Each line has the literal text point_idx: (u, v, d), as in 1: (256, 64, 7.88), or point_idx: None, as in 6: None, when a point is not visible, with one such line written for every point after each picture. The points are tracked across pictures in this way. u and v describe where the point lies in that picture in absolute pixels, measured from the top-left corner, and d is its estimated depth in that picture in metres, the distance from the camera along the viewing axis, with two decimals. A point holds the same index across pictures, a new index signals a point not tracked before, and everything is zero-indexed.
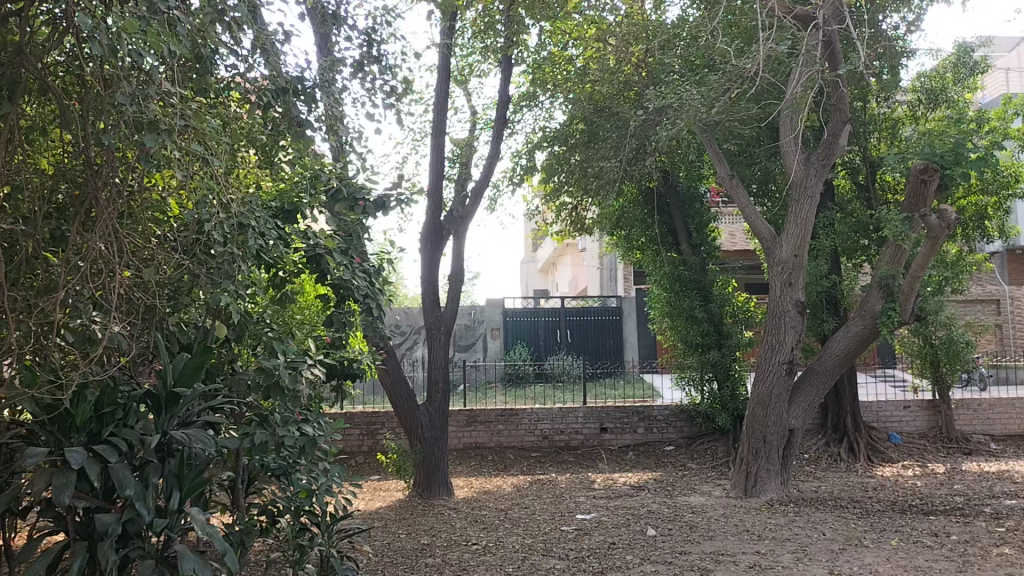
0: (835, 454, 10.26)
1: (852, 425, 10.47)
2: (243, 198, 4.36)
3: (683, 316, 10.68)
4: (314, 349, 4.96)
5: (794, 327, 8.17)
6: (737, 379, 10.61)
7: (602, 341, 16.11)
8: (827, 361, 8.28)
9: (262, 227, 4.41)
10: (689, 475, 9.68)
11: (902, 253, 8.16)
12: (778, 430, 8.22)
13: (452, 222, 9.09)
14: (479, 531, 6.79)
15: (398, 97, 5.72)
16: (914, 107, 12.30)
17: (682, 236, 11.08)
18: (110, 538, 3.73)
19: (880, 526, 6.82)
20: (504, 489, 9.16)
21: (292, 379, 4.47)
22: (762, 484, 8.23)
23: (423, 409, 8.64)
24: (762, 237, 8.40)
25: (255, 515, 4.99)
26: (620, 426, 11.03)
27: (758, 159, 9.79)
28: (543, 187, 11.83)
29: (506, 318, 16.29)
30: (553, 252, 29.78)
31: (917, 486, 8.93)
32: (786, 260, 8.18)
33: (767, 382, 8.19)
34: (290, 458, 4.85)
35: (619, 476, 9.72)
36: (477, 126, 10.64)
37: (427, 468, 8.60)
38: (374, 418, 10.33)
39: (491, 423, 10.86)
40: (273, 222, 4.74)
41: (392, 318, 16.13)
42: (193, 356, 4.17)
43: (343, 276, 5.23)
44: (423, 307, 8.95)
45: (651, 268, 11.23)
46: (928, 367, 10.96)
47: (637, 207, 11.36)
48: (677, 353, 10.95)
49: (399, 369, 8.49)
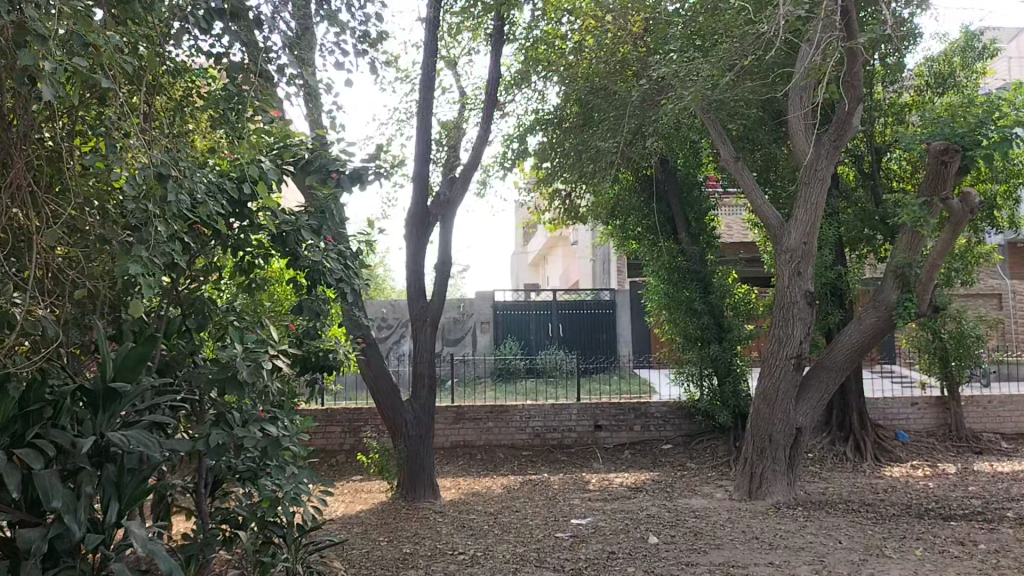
0: (841, 453, 9.78)
1: (858, 424, 10.00)
2: (168, 153, 3.81)
3: (682, 308, 10.16)
4: (277, 340, 4.35)
5: (804, 320, 7.66)
6: (739, 375, 10.07)
7: (595, 335, 15.59)
8: (836, 357, 7.81)
9: (196, 186, 3.82)
10: (689, 475, 9.18)
11: (919, 239, 7.78)
12: (785, 429, 7.72)
13: (439, 207, 8.55)
14: (466, 539, 6.27)
15: (370, 43, 5.30)
16: (921, 92, 11.81)
17: (681, 224, 10.58)
18: (34, 557, 3.15)
19: (899, 533, 6.33)
20: (494, 491, 8.63)
21: (251, 372, 3.91)
22: (768, 486, 7.73)
23: (407, 405, 8.08)
24: (770, 224, 7.89)
25: (214, 525, 4.43)
26: (615, 424, 10.52)
27: (761, 143, 9.29)
28: (535, 173, 11.30)
29: (496, 312, 15.77)
30: (545, 245, 29.27)
31: (930, 488, 8.45)
32: (794, 248, 7.68)
33: (774, 378, 7.69)
34: (254, 462, 4.29)
35: (614, 476, 9.21)
36: (466, 109, 10.10)
37: (409, 468, 8.04)
38: (357, 415, 9.79)
39: (480, 420, 10.34)
40: (222, 189, 4.17)
41: (377, 312, 15.64)
42: (135, 347, 3.62)
43: (312, 257, 4.61)
44: (408, 298, 8.38)
45: (648, 259, 10.71)
46: (937, 363, 10.48)
47: (634, 195, 10.86)
48: (675, 348, 10.43)
49: (380, 361, 7.95)
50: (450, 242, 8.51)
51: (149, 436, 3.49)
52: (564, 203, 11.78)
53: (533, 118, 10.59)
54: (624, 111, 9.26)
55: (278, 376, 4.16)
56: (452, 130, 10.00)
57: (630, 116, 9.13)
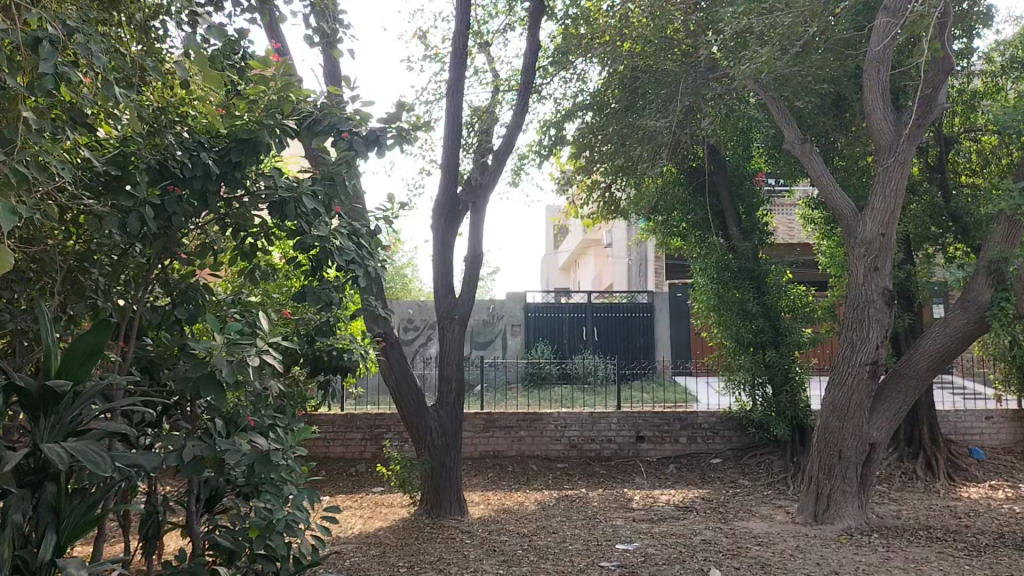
0: (910, 471, 8.86)
1: (928, 439, 9.06)
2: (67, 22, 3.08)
3: (734, 310, 9.25)
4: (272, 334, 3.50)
5: (881, 323, 6.77)
6: (798, 384, 9.11)
7: (632, 339, 14.75)
8: (917, 365, 6.86)
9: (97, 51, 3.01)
10: (743, 494, 8.30)
11: (1019, 230, 6.86)
12: (856, 445, 6.85)
13: (470, 193, 7.76)
14: (499, 567, 5.46)
15: None
16: (993, 78, 10.58)
17: (731, 219, 9.73)
18: None
19: (1002, 569, 5.42)
20: (527, 507, 7.82)
21: (232, 370, 3.08)
22: (837, 509, 6.89)
23: (431, 411, 7.30)
24: (841, 212, 7.05)
25: (200, 556, 3.68)
26: (659, 435, 9.66)
27: (822, 125, 8.40)
28: (572, 163, 10.48)
29: (528, 314, 14.93)
30: (577, 246, 28.43)
31: (1019, 513, 7.49)
32: (871, 239, 6.81)
33: (845, 388, 6.82)
34: (250, 483, 3.48)
35: (660, 493, 8.35)
36: (500, 92, 9.31)
37: (434, 481, 7.24)
38: (378, 421, 9.03)
39: (511, 429, 9.54)
40: (188, 142, 3.47)
41: (403, 312, 14.89)
42: (87, 336, 2.88)
43: (319, 232, 3.76)
44: (435, 294, 7.62)
45: (695, 257, 9.84)
46: (1016, 373, 9.48)
47: (680, 187, 9.99)
48: (725, 352, 9.54)
49: (402, 361, 7.21)
50: (481, 234, 7.71)
51: (96, 448, 2.75)
52: (603, 196, 10.84)
53: (573, 103, 9.80)
54: (676, 90, 8.58)
55: (269, 379, 3.33)
56: (484, 113, 9.22)
57: (685, 93, 8.45)
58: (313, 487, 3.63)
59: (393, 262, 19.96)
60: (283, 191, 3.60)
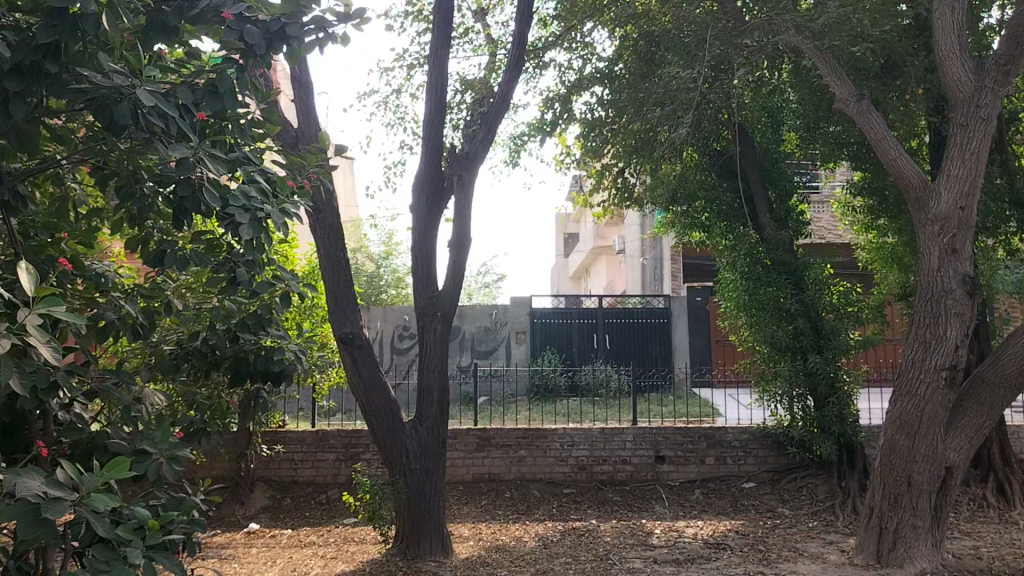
0: (979, 498, 7.49)
1: (1000, 459, 7.68)
2: None
3: (769, 310, 7.90)
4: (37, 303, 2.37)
5: (960, 318, 5.46)
6: (846, 396, 7.73)
7: (647, 347, 13.40)
8: (1006, 370, 5.49)
9: None
10: (785, 527, 6.95)
11: None
12: (930, 470, 5.51)
13: (456, 165, 6.47)
14: None
15: None
16: None
17: (762, 206, 8.39)
18: None
19: None
20: (526, 544, 6.50)
21: None
22: (906, 549, 5.56)
23: (408, 429, 5.99)
24: (908, 182, 5.75)
25: None
26: (681, 456, 8.30)
27: (874, 89, 7.08)
28: (577, 143, 9.19)
29: (534, 320, 13.60)
30: (588, 252, 27.07)
31: None
32: (948, 215, 5.52)
33: (916, 399, 5.50)
34: (72, 529, 2.34)
35: (685, 525, 7.02)
36: (495, 59, 8.06)
37: (410, 515, 5.92)
38: (354, 440, 7.76)
39: (509, 448, 8.23)
40: None
41: (397, 319, 13.60)
42: None
43: (180, 149, 2.42)
44: (413, 287, 6.34)
45: (722, 251, 8.52)
46: None
47: (703, 172, 8.67)
48: (758, 360, 8.19)
49: (372, 368, 5.93)
50: (470, 217, 6.43)
51: None
52: (616, 182, 9.38)
53: (580, 74, 8.58)
54: (703, 39, 7.35)
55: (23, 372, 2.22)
56: (477, 83, 7.99)
57: (713, 42, 7.14)
58: (157, 532, 2.44)
59: (390, 266, 18.77)
60: (92, 80, 2.33)
